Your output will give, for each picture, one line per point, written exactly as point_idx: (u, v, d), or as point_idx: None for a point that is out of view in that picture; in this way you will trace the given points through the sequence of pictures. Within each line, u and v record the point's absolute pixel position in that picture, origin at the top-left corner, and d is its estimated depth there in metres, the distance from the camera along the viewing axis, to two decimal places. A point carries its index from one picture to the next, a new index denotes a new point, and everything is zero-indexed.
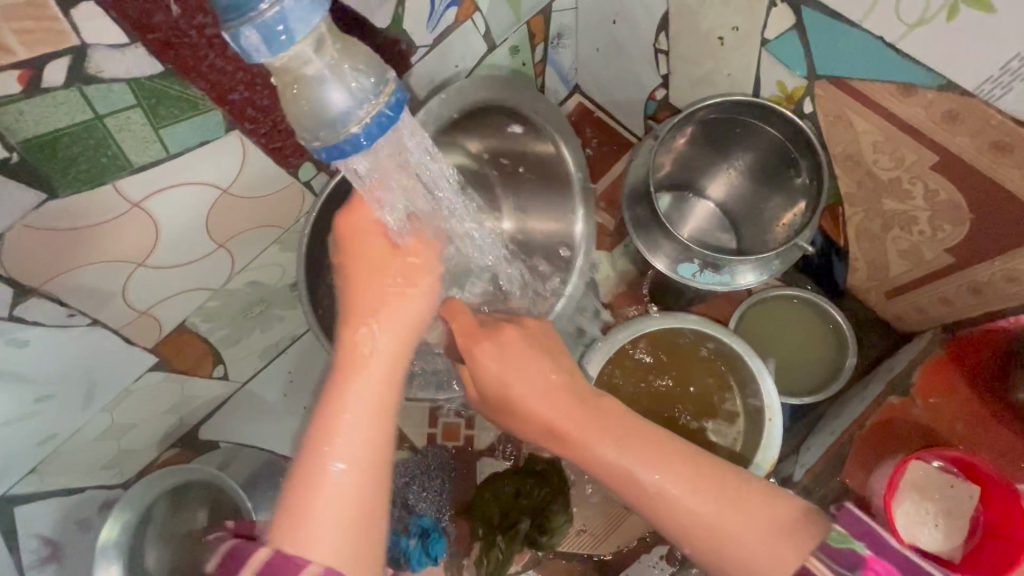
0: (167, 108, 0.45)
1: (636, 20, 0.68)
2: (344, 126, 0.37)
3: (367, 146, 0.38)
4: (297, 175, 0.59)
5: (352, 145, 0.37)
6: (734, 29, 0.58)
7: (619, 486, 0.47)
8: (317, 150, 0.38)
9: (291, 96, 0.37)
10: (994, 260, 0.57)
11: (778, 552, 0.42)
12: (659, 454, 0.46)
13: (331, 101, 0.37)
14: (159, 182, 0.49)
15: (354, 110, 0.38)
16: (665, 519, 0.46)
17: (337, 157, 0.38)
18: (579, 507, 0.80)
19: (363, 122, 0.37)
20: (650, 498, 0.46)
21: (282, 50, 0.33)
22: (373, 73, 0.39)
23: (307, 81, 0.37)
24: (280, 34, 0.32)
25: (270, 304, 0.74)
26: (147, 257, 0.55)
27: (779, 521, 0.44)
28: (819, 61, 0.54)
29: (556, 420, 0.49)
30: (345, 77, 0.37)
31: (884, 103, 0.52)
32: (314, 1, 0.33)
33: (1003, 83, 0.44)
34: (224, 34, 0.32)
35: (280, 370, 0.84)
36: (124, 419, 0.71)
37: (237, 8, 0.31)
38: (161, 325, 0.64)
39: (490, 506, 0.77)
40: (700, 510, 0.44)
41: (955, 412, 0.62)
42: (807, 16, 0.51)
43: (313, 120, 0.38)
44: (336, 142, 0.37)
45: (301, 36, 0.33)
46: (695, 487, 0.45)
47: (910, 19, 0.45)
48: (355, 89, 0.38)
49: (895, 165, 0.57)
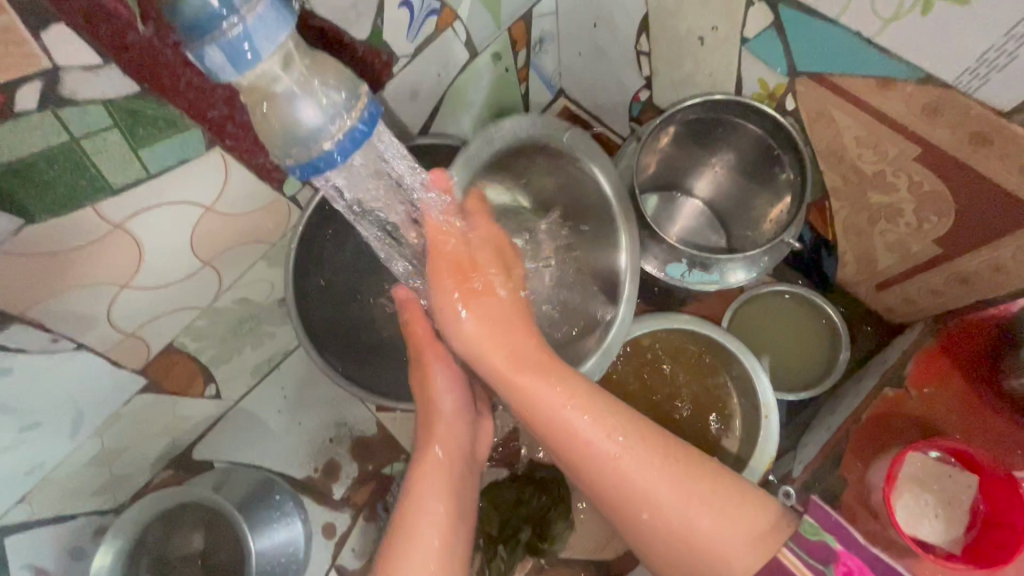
0: (145, 128, 0.44)
1: (616, 23, 0.68)
2: (317, 142, 0.37)
3: (340, 162, 0.38)
4: (282, 190, 0.58)
5: (326, 162, 0.38)
6: (713, 29, 0.58)
7: (577, 456, 0.44)
8: (290, 168, 0.38)
9: (261, 115, 0.38)
10: (980, 250, 0.57)
11: (737, 536, 0.40)
12: (629, 426, 0.44)
13: (302, 118, 0.37)
14: (141, 204, 0.49)
15: (325, 127, 0.38)
16: (614, 490, 0.42)
17: (311, 173, 0.38)
18: (581, 514, 0.79)
19: (335, 137, 0.37)
20: (617, 460, 0.42)
21: (248, 67, 0.33)
22: (344, 88, 0.38)
23: (276, 99, 0.37)
24: (245, 53, 0.32)
25: (260, 320, 0.73)
26: (131, 278, 0.54)
27: (748, 510, 0.41)
28: (799, 58, 0.54)
29: (522, 366, 0.47)
30: (316, 94, 0.38)
31: (864, 96, 0.52)
32: (279, 18, 0.33)
33: (980, 75, 0.44)
34: (189, 54, 0.32)
35: (273, 386, 0.83)
36: (114, 444, 0.70)
37: (200, 28, 0.31)
38: (149, 346, 0.63)
39: (490, 516, 0.76)
40: (658, 480, 0.41)
41: (949, 402, 0.62)
42: (783, 13, 0.52)
43: (284, 138, 0.38)
44: (308, 159, 0.37)
45: (268, 55, 0.33)
46: (661, 463, 0.42)
47: (885, 15, 0.46)
48: (326, 105, 0.38)
49: (879, 159, 0.57)
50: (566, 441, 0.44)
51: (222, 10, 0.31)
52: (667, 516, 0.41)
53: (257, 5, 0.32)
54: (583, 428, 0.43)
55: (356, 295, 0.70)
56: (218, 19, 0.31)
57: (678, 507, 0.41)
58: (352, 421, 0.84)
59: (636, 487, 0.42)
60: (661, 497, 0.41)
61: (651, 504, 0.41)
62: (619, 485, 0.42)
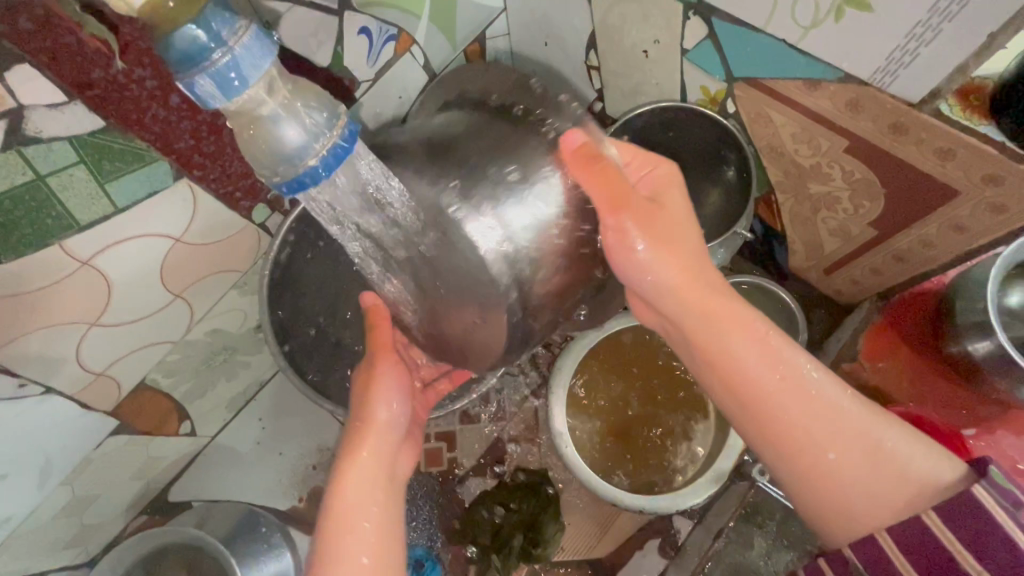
0: (111, 162, 0.44)
1: (567, 41, 0.73)
2: (302, 160, 0.38)
3: (326, 177, 0.38)
4: (251, 218, 0.59)
5: (312, 177, 0.38)
6: (655, 42, 0.63)
7: (775, 369, 0.45)
8: (277, 186, 0.38)
9: (248, 137, 0.38)
10: (910, 230, 0.63)
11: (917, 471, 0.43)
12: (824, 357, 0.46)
13: (286, 138, 0.38)
14: (110, 238, 0.49)
15: (310, 145, 0.38)
16: (807, 407, 0.44)
17: (298, 190, 0.39)
18: (570, 515, 0.80)
19: (320, 153, 0.38)
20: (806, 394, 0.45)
21: (236, 94, 0.34)
22: (326, 108, 0.39)
23: (260, 122, 0.38)
24: (232, 80, 0.33)
25: (234, 351, 0.72)
26: (99, 316, 0.53)
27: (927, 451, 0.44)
28: (734, 65, 0.59)
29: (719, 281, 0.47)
30: (299, 113, 0.38)
31: (794, 96, 0.57)
32: (264, 45, 0.34)
33: (890, 71, 0.50)
34: (178, 83, 0.33)
35: (251, 418, 0.82)
36: (85, 491, 0.67)
37: (190, 59, 0.32)
38: (119, 385, 0.62)
39: (481, 525, 0.77)
40: (850, 411, 0.44)
41: (897, 372, 0.71)
42: (716, 25, 0.56)
43: (271, 157, 0.38)
44: (295, 175, 0.38)
45: (255, 80, 0.34)
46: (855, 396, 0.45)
47: (804, 23, 0.51)
48: (309, 124, 0.38)
49: (814, 153, 0.62)
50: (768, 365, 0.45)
51: (209, 42, 0.33)
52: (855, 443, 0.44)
53: (244, 36, 0.33)
54: (757, 368, 0.45)
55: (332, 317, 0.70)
56: (207, 51, 0.32)
57: (864, 443, 0.44)
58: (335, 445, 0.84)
59: (831, 409, 0.44)
60: (853, 435, 0.44)
61: (843, 431, 0.44)
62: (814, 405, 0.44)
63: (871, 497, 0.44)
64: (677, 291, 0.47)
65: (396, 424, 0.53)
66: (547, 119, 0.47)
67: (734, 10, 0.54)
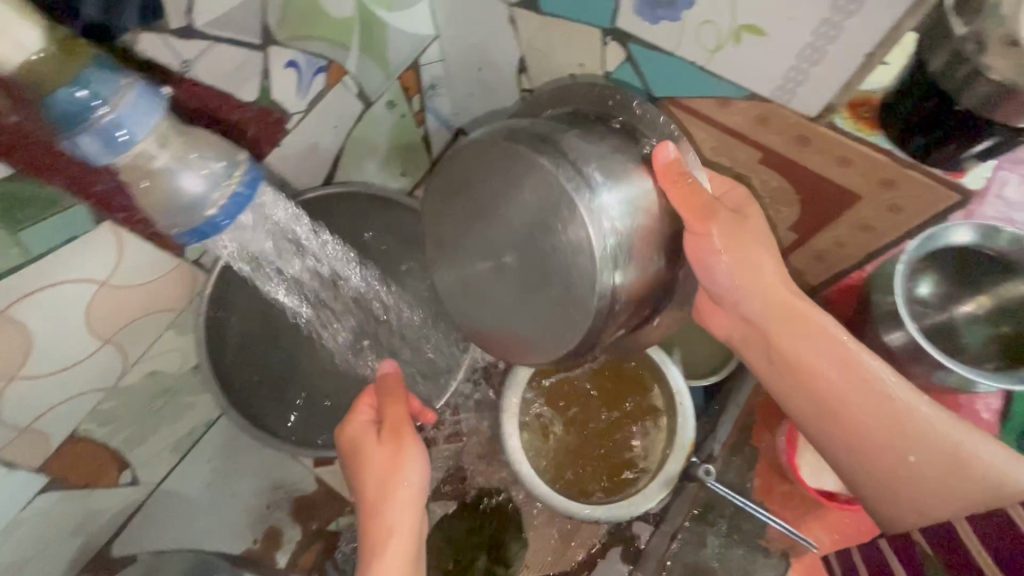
0: (21, 210, 0.43)
1: (499, 67, 0.75)
2: (201, 210, 0.38)
3: (226, 225, 0.39)
4: (183, 256, 0.57)
5: (211, 226, 0.39)
6: (580, 66, 0.66)
7: (847, 375, 0.51)
8: (177, 235, 0.39)
9: (143, 190, 0.38)
10: (826, 231, 0.67)
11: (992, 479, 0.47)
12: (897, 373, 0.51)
13: (184, 188, 0.38)
14: (24, 287, 0.46)
15: (209, 193, 0.39)
16: (884, 412, 0.50)
17: (198, 239, 0.39)
18: (533, 532, 0.80)
19: (218, 203, 0.39)
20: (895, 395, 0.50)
21: (123, 150, 0.35)
22: (223, 157, 0.40)
23: (154, 175, 0.37)
24: (119, 137, 0.35)
25: (175, 393, 0.70)
26: (19, 368, 0.51)
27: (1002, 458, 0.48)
28: (654, 86, 0.62)
29: (786, 306, 0.53)
30: (195, 164, 0.38)
31: (709, 113, 0.61)
32: (150, 101, 0.36)
33: (789, 89, 0.53)
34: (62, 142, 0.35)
35: (199, 460, 0.79)
36: (15, 555, 0.63)
37: (72, 118, 0.34)
38: (48, 439, 0.59)
39: (445, 553, 0.79)
40: (923, 417, 0.50)
41: None
42: (636, 50, 0.59)
43: (167, 208, 0.39)
44: (193, 226, 0.39)
45: (144, 135, 0.36)
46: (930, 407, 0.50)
47: (709, 46, 0.54)
48: (207, 174, 0.39)
49: (733, 164, 0.66)
50: (847, 369, 0.51)
51: (92, 99, 0.34)
52: (929, 448, 0.49)
53: (126, 96, 0.35)
54: (830, 368, 0.52)
55: (273, 351, 0.68)
56: (91, 109, 0.34)
57: (948, 456, 0.49)
58: (289, 482, 0.81)
59: (906, 417, 0.50)
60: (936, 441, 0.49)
61: (916, 436, 0.50)
62: (891, 410, 0.50)
63: (941, 495, 0.50)
64: (767, 301, 0.53)
65: (417, 495, 0.53)
66: (643, 138, 0.52)
67: (654, 42, 0.57)
